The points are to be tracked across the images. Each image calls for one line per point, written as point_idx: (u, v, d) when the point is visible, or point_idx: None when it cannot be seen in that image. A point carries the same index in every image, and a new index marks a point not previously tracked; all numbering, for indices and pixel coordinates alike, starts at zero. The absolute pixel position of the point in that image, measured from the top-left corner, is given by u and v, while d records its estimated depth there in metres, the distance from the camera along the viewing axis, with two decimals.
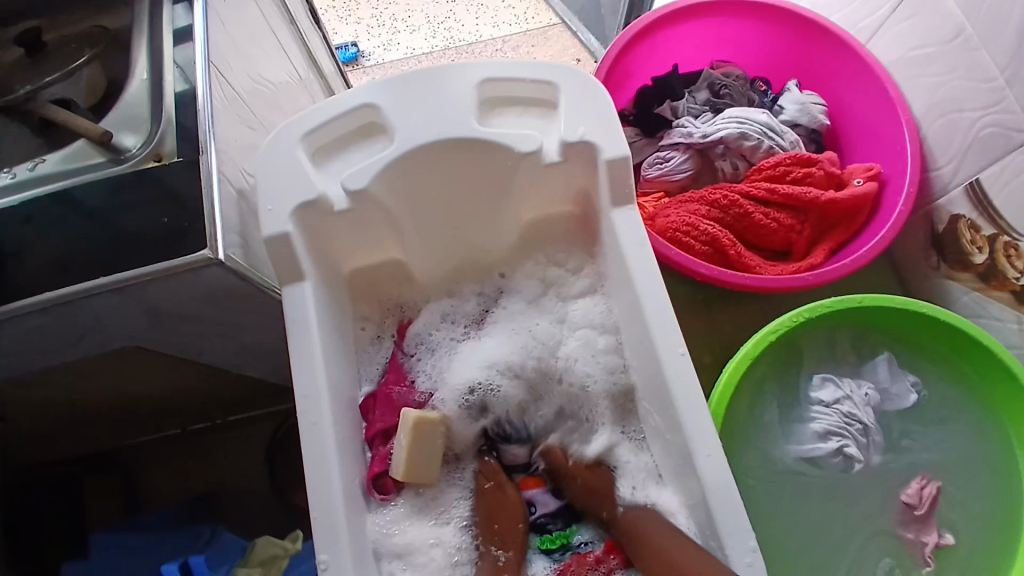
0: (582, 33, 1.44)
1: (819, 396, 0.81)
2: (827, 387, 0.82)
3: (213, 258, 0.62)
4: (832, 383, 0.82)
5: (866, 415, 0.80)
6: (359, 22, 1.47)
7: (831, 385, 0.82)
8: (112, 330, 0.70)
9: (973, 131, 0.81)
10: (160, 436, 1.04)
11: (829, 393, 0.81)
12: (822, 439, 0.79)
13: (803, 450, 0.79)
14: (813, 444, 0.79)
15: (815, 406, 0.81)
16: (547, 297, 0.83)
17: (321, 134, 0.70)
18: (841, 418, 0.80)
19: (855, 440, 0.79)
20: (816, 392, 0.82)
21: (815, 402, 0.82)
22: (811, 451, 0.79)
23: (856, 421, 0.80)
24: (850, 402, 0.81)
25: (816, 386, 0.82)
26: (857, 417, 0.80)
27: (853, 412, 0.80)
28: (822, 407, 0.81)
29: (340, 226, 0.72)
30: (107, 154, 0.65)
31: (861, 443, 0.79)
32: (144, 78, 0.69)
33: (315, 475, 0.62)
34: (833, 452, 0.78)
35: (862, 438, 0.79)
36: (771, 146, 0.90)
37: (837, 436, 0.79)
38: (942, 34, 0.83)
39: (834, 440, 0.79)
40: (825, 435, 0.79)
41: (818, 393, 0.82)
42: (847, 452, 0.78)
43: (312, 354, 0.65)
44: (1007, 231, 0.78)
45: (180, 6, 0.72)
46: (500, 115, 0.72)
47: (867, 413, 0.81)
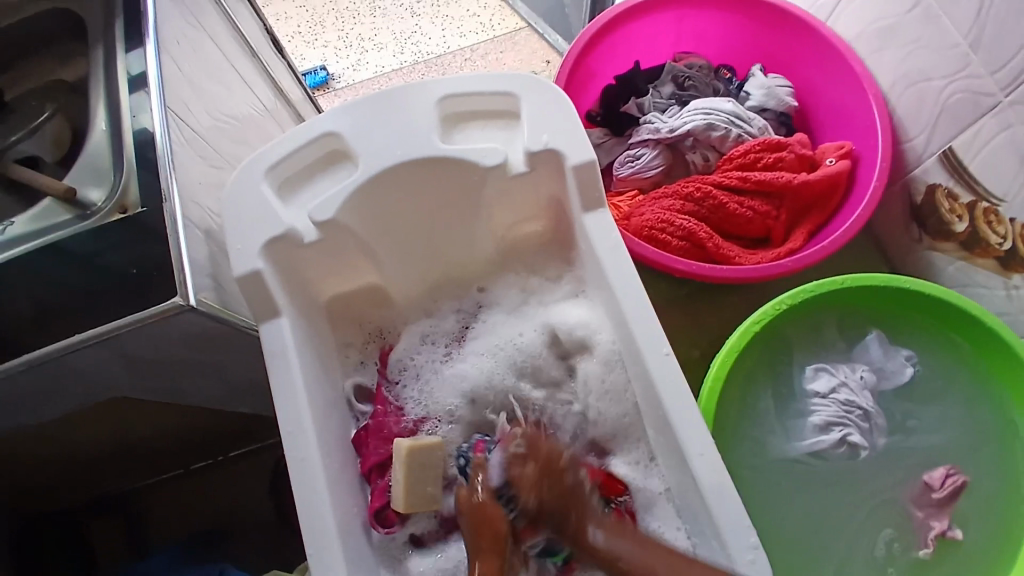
0: (549, 35, 1.43)
1: (814, 388, 0.80)
2: (821, 378, 0.81)
3: (184, 305, 0.61)
4: (825, 372, 0.81)
5: (864, 400, 0.79)
6: (326, 45, 1.47)
7: (825, 374, 0.81)
8: (96, 383, 0.70)
9: (943, 98, 0.80)
10: (161, 479, 1.02)
11: (824, 383, 0.80)
12: (824, 431, 0.78)
13: (807, 446, 0.78)
14: (815, 438, 0.78)
15: (812, 399, 0.80)
16: (528, 305, 0.83)
17: (283, 167, 0.69)
18: (839, 408, 0.78)
19: (858, 426, 0.78)
20: (811, 384, 0.81)
21: (812, 394, 0.81)
22: (816, 445, 0.78)
23: (855, 407, 0.79)
24: (846, 389, 0.80)
25: (810, 378, 0.82)
26: (856, 404, 0.79)
27: (852, 398, 0.79)
28: (819, 399, 0.80)
29: (311, 258, 0.72)
30: (73, 210, 0.65)
31: (865, 428, 0.78)
32: (103, 128, 0.69)
33: (307, 511, 0.61)
34: (836, 443, 0.77)
35: (864, 424, 0.78)
36: (739, 134, 0.89)
37: (839, 426, 0.78)
38: (903, 5, 0.81)
39: (837, 430, 0.78)
40: (826, 426, 0.78)
41: (812, 385, 0.81)
42: (851, 440, 0.77)
43: (295, 390, 0.64)
44: (986, 198, 0.78)
45: (133, 52, 0.71)
46: (462, 131, 0.71)
47: (866, 397, 0.80)
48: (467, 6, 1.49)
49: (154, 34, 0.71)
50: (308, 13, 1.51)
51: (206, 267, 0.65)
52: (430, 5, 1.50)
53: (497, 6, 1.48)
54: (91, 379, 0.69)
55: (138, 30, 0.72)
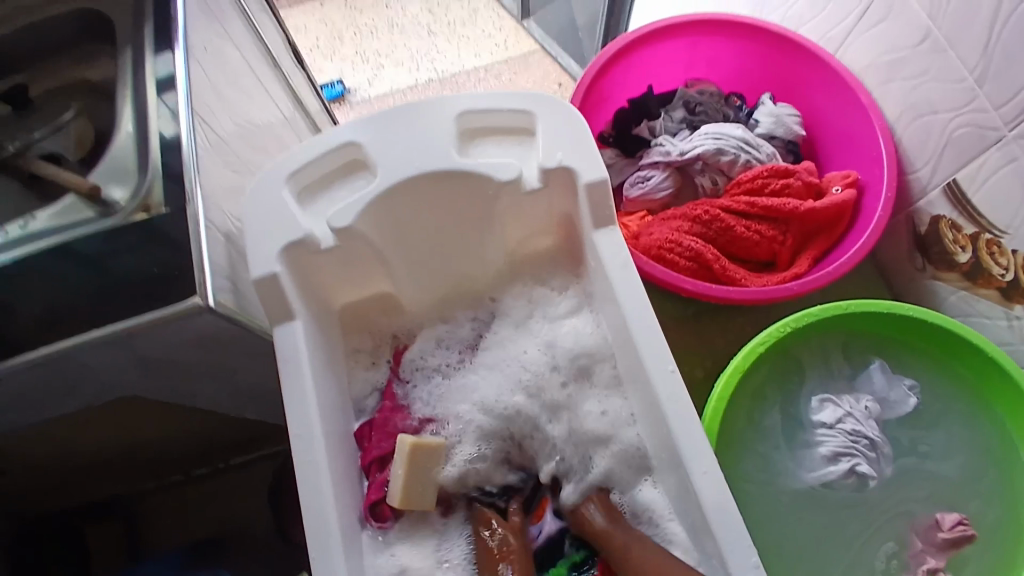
0: (562, 58, 1.47)
1: (821, 418, 0.80)
2: (827, 408, 0.81)
3: (202, 305, 0.62)
4: (830, 403, 0.81)
5: (870, 430, 0.79)
6: (344, 59, 1.50)
7: (830, 405, 0.81)
8: (108, 381, 0.71)
9: (948, 131, 0.82)
10: (162, 485, 1.03)
11: (830, 414, 0.80)
12: (832, 462, 0.78)
13: (815, 477, 0.79)
14: (824, 469, 0.78)
15: (819, 429, 0.80)
16: (534, 319, 0.83)
17: (304, 174, 0.71)
18: (846, 438, 0.79)
19: (866, 456, 0.78)
20: (817, 415, 0.81)
21: (818, 424, 0.81)
22: (825, 476, 0.78)
23: (861, 437, 0.79)
24: (852, 419, 0.80)
25: (815, 409, 0.82)
26: (863, 433, 0.79)
27: (858, 429, 0.79)
28: (826, 429, 0.80)
29: (329, 264, 0.74)
30: (97, 208, 0.66)
31: (872, 458, 0.78)
32: (129, 129, 0.70)
33: (313, 513, 0.62)
34: (844, 474, 0.77)
35: (871, 453, 0.79)
36: (748, 160, 0.91)
37: (847, 456, 0.78)
38: (911, 39, 0.83)
39: (845, 461, 0.78)
40: (835, 457, 0.78)
41: (818, 416, 0.81)
42: (860, 470, 0.77)
43: (305, 393, 0.65)
44: (988, 229, 0.79)
45: (161, 57, 0.73)
46: (480, 145, 0.73)
47: (871, 426, 0.80)
48: (483, 27, 1.53)
49: (183, 40, 0.73)
50: (327, 27, 1.55)
51: (224, 268, 0.67)
52: (447, 25, 1.53)
53: (512, 28, 1.52)
54: (103, 376, 0.70)
55: (166, 37, 0.74)
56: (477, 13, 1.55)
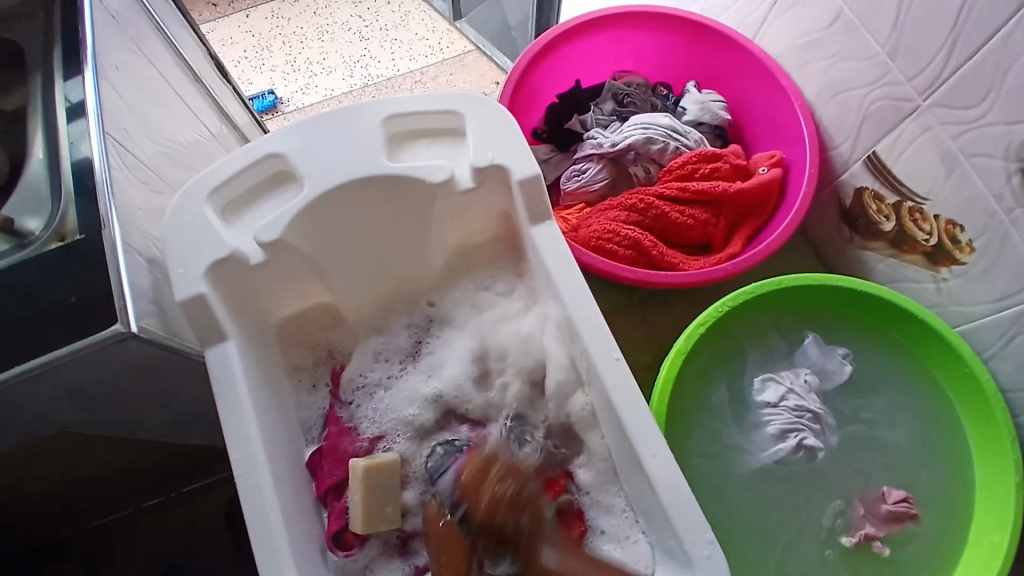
0: (497, 58, 1.47)
1: (765, 398, 0.83)
2: (769, 387, 0.84)
3: (126, 332, 0.59)
4: (772, 382, 0.84)
5: (812, 403, 0.82)
6: (274, 69, 1.47)
7: (772, 384, 0.84)
8: (34, 419, 0.68)
9: (866, 106, 0.85)
10: (109, 520, 0.98)
11: (772, 393, 0.83)
12: (780, 439, 0.80)
13: (767, 456, 0.80)
14: (774, 447, 0.80)
15: (764, 409, 0.82)
16: (481, 320, 0.83)
17: (228, 189, 0.69)
18: (791, 414, 0.81)
19: (811, 429, 0.81)
20: (761, 395, 0.83)
21: (763, 404, 0.83)
22: (776, 454, 0.80)
23: (805, 411, 0.81)
24: (794, 395, 0.82)
25: (759, 390, 0.84)
26: (806, 408, 0.81)
27: (800, 403, 0.81)
28: (771, 408, 0.82)
29: (263, 279, 0.72)
30: (10, 240, 0.63)
31: (817, 430, 0.81)
32: (41, 156, 0.67)
33: (260, 538, 0.60)
34: (793, 449, 0.80)
35: (816, 426, 0.81)
36: (677, 147, 0.93)
37: (794, 431, 0.80)
38: (823, 20, 0.86)
39: (793, 436, 0.80)
40: (782, 434, 0.80)
41: (762, 396, 0.83)
42: (807, 444, 0.79)
43: (245, 415, 0.63)
44: (909, 197, 0.83)
45: (70, 80, 0.70)
46: (410, 150, 0.73)
47: (813, 400, 0.82)
48: (415, 30, 1.52)
49: (93, 61, 0.70)
50: (255, 38, 1.51)
51: (148, 293, 0.64)
52: (379, 29, 1.51)
53: (446, 30, 1.51)
54: (25, 416, 0.66)
55: (75, 59, 0.71)
56: (409, 16, 1.54)
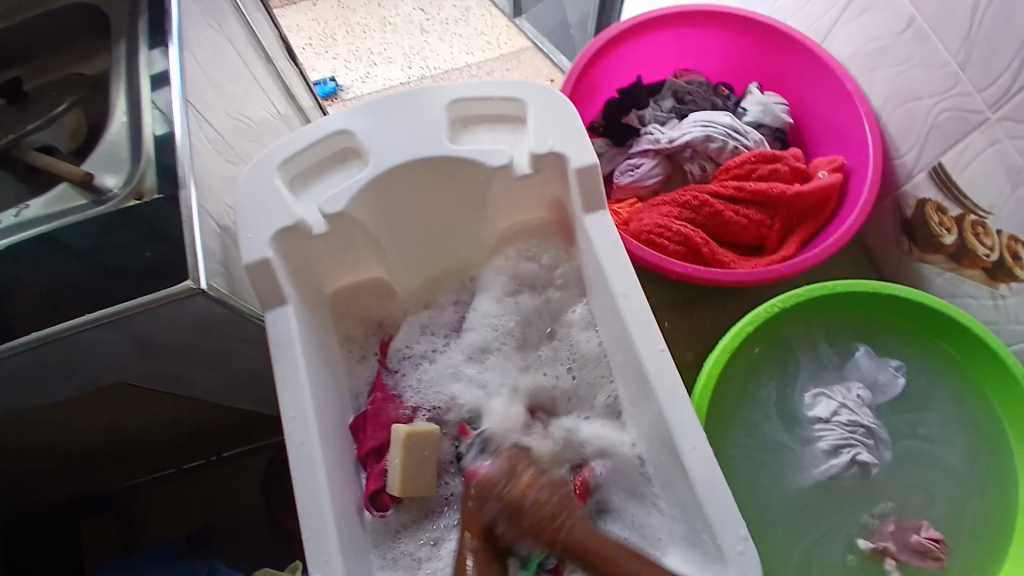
0: (554, 55, 1.48)
1: (816, 413, 0.81)
2: (820, 402, 0.82)
3: (195, 288, 0.63)
4: (824, 396, 0.82)
5: (866, 418, 0.80)
6: (336, 58, 1.51)
7: (824, 398, 0.82)
8: (102, 368, 0.72)
9: (933, 116, 0.83)
10: (157, 476, 1.03)
11: (824, 408, 0.81)
12: (832, 455, 0.79)
13: (819, 472, 0.79)
14: (826, 464, 0.79)
15: (816, 424, 0.81)
16: (520, 292, 0.84)
17: (297, 161, 0.71)
18: (843, 429, 0.79)
19: (865, 444, 0.78)
20: (812, 410, 0.82)
21: (814, 420, 0.81)
22: (830, 471, 0.78)
23: (858, 426, 0.79)
24: (846, 410, 0.80)
25: (810, 405, 0.82)
26: (859, 422, 0.79)
27: (853, 418, 0.79)
28: (823, 424, 0.80)
29: (322, 251, 0.74)
30: (90, 195, 0.66)
31: (871, 446, 0.79)
32: (124, 119, 0.71)
33: (306, 495, 0.62)
34: (846, 465, 0.78)
35: (869, 441, 0.79)
36: (736, 146, 0.92)
37: (847, 447, 0.78)
38: (895, 27, 0.84)
39: (845, 452, 0.78)
40: (835, 450, 0.78)
41: (813, 411, 0.81)
42: (861, 460, 0.77)
43: (299, 376, 0.65)
44: (973, 211, 0.81)
45: (156, 49, 0.73)
46: (471, 134, 0.74)
47: (866, 414, 0.80)
48: (475, 25, 1.54)
49: (177, 34, 0.74)
50: (320, 26, 1.56)
51: (217, 254, 0.67)
52: (440, 23, 1.55)
53: (504, 26, 1.53)
54: (94, 364, 0.70)
55: (161, 31, 0.75)
56: (469, 11, 1.56)
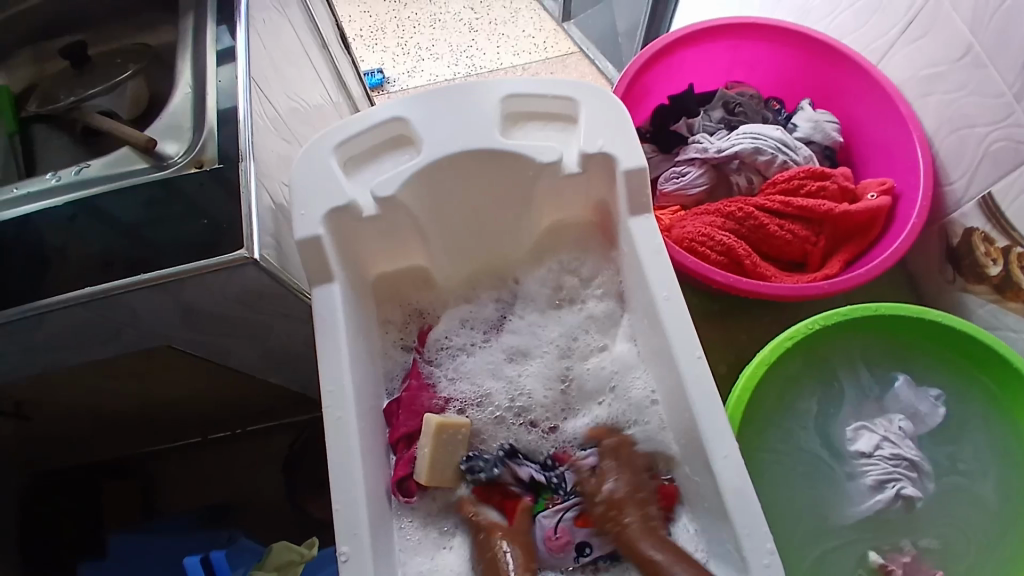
0: (600, 61, 1.49)
1: (858, 448, 0.80)
2: (862, 436, 0.80)
3: (248, 258, 0.64)
4: (865, 430, 0.81)
5: (909, 451, 0.78)
6: (385, 50, 1.53)
7: (865, 432, 0.80)
8: (148, 331, 0.73)
9: (985, 145, 0.82)
10: (182, 445, 1.05)
11: (866, 442, 0.79)
12: (877, 490, 0.77)
13: (865, 508, 0.77)
14: (870, 499, 0.77)
15: (858, 459, 0.79)
16: (564, 311, 0.85)
17: (353, 144, 0.73)
18: (887, 464, 0.78)
19: (909, 478, 0.77)
20: (853, 444, 0.80)
21: (856, 454, 0.80)
22: (875, 506, 0.77)
23: (901, 460, 0.78)
24: (889, 443, 0.79)
25: (852, 438, 0.81)
26: (902, 456, 0.78)
27: (896, 452, 0.78)
28: (865, 459, 0.79)
29: (372, 233, 0.76)
30: (149, 160, 0.69)
31: (915, 479, 0.77)
32: (188, 91, 0.73)
33: (339, 469, 0.63)
34: (891, 500, 0.76)
35: (913, 475, 0.77)
36: (785, 161, 0.92)
37: (892, 482, 0.77)
38: (952, 53, 0.83)
39: (890, 487, 0.77)
40: (880, 485, 0.77)
41: (855, 445, 0.80)
42: (907, 494, 0.76)
43: (340, 353, 0.66)
44: (1020, 243, 0.79)
45: (224, 27, 0.76)
46: (522, 129, 0.75)
47: (909, 447, 0.79)
48: (522, 27, 1.55)
49: (245, 14, 0.76)
50: (371, 19, 1.59)
51: (271, 228, 0.69)
52: (488, 23, 1.56)
53: (552, 31, 1.55)
54: (141, 326, 0.72)
55: (229, 10, 0.77)
56: (518, 13, 1.58)
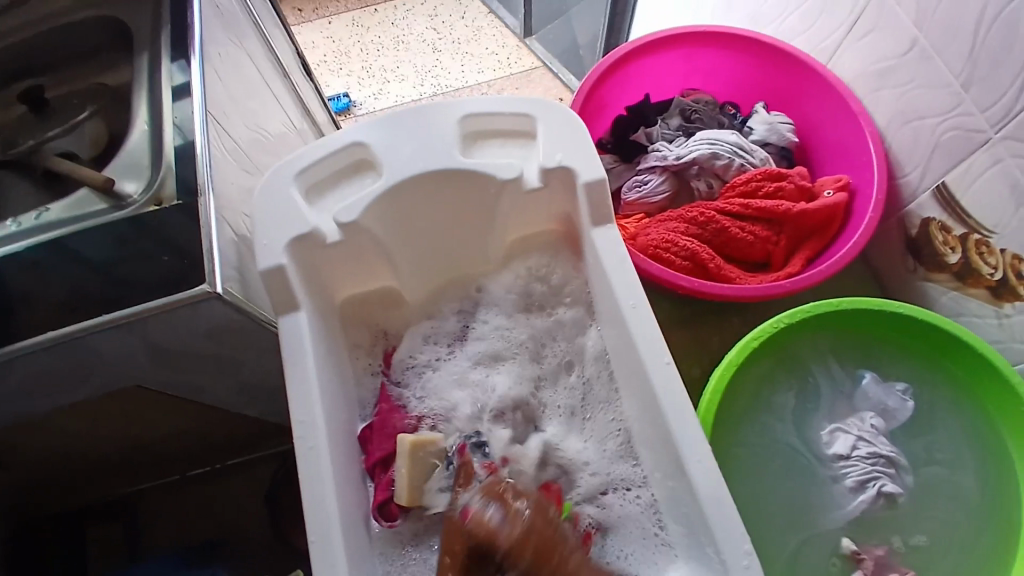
0: (564, 74, 1.51)
1: (835, 451, 0.81)
2: (838, 438, 0.82)
3: (212, 292, 0.64)
4: (840, 432, 0.82)
5: (885, 448, 0.80)
6: (350, 74, 1.54)
7: (840, 434, 0.82)
8: (114, 372, 0.73)
9: (937, 135, 0.84)
10: (160, 484, 1.04)
11: (843, 444, 0.81)
12: (859, 490, 0.78)
13: (850, 511, 0.79)
14: (854, 501, 0.78)
15: (836, 462, 0.80)
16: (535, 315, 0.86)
17: (313, 171, 0.73)
18: (865, 463, 0.79)
19: (888, 475, 0.79)
20: (830, 448, 0.81)
21: (834, 457, 0.81)
22: (860, 507, 0.78)
23: (878, 457, 0.79)
24: (864, 442, 0.80)
25: (828, 441, 0.82)
26: (879, 453, 0.79)
27: (873, 450, 0.79)
28: (844, 461, 0.80)
29: (335, 259, 0.76)
30: (109, 201, 0.67)
31: (894, 475, 0.79)
32: (144, 128, 0.72)
33: (313, 500, 0.62)
34: (874, 499, 0.78)
35: (892, 471, 0.79)
36: (742, 164, 0.94)
37: (872, 480, 0.78)
38: (899, 48, 0.86)
39: (872, 486, 0.78)
40: (861, 485, 0.78)
41: (832, 448, 0.81)
42: (888, 490, 0.78)
43: (309, 383, 0.66)
44: (977, 229, 0.81)
45: (177, 64, 0.75)
46: (482, 147, 0.76)
47: (884, 443, 0.80)
48: (486, 44, 1.57)
49: (199, 48, 0.76)
50: (335, 44, 1.60)
51: (233, 261, 0.69)
52: (451, 42, 1.58)
53: (515, 47, 1.56)
54: (103, 368, 0.71)
55: (183, 44, 0.76)
56: (481, 31, 1.60)
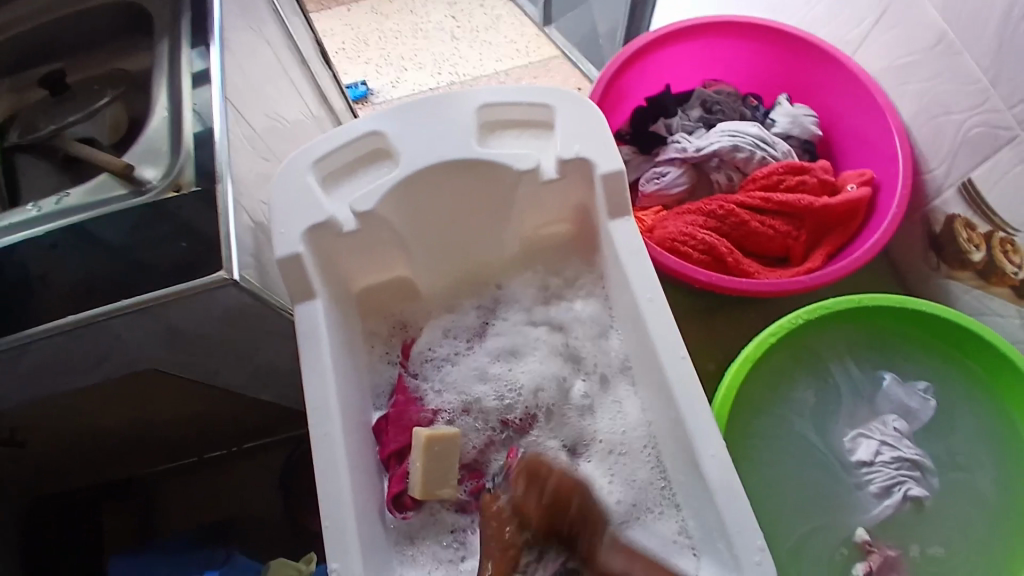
0: (582, 63, 1.49)
1: (858, 457, 0.80)
2: (861, 444, 0.81)
3: (227, 279, 0.64)
4: (862, 437, 0.81)
5: (909, 451, 0.79)
6: (368, 62, 1.54)
7: (863, 440, 0.81)
8: (133, 356, 0.74)
9: (962, 131, 0.82)
10: (176, 465, 1.06)
11: (866, 450, 0.80)
12: (884, 496, 0.78)
13: (876, 517, 0.78)
14: (880, 506, 0.78)
15: (860, 468, 0.80)
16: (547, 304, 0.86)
17: (330, 160, 0.73)
18: (890, 469, 0.78)
19: (914, 479, 0.78)
20: (853, 454, 0.81)
21: (858, 463, 0.80)
22: (886, 513, 0.78)
23: (903, 461, 0.79)
24: (888, 448, 0.79)
25: (851, 447, 0.81)
26: (903, 458, 0.79)
27: (896, 455, 0.79)
28: (868, 467, 0.79)
29: (351, 246, 0.76)
30: (129, 186, 0.68)
31: (920, 480, 0.79)
32: (164, 114, 0.73)
33: (327, 485, 0.63)
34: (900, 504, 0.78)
35: (917, 475, 0.79)
36: (764, 157, 0.92)
37: (898, 486, 0.78)
38: (924, 41, 0.83)
39: (897, 491, 0.78)
40: (886, 491, 0.78)
41: (856, 455, 0.80)
42: (913, 495, 0.77)
43: (324, 369, 0.67)
44: (1002, 228, 0.79)
45: (197, 50, 0.75)
46: (499, 137, 0.75)
47: (908, 447, 0.80)
48: (504, 32, 1.56)
49: (217, 36, 0.76)
50: (353, 31, 1.59)
51: (250, 248, 0.69)
52: (470, 31, 1.57)
53: (533, 35, 1.55)
54: (124, 351, 0.72)
55: (202, 31, 0.77)
56: (500, 19, 1.58)
